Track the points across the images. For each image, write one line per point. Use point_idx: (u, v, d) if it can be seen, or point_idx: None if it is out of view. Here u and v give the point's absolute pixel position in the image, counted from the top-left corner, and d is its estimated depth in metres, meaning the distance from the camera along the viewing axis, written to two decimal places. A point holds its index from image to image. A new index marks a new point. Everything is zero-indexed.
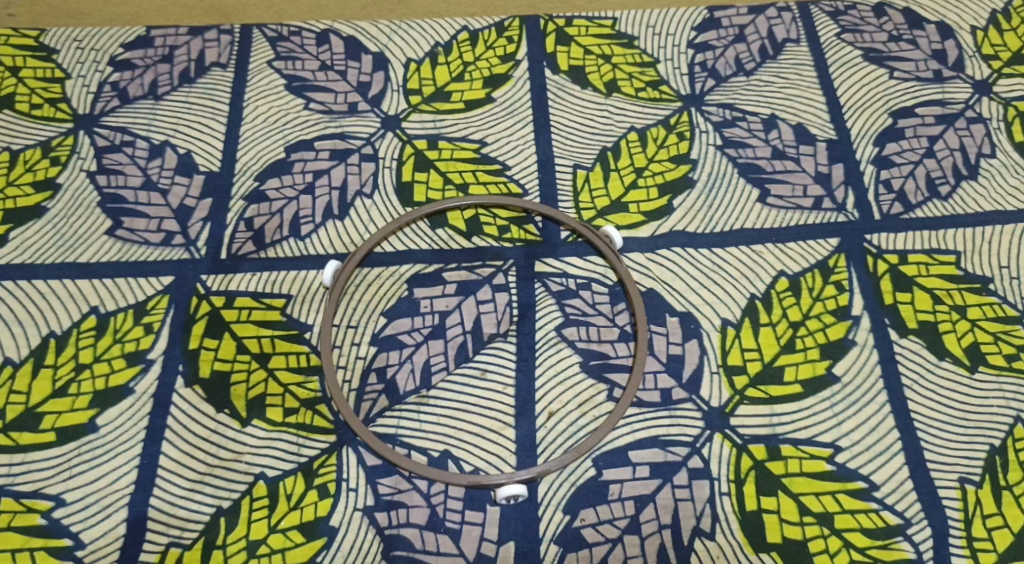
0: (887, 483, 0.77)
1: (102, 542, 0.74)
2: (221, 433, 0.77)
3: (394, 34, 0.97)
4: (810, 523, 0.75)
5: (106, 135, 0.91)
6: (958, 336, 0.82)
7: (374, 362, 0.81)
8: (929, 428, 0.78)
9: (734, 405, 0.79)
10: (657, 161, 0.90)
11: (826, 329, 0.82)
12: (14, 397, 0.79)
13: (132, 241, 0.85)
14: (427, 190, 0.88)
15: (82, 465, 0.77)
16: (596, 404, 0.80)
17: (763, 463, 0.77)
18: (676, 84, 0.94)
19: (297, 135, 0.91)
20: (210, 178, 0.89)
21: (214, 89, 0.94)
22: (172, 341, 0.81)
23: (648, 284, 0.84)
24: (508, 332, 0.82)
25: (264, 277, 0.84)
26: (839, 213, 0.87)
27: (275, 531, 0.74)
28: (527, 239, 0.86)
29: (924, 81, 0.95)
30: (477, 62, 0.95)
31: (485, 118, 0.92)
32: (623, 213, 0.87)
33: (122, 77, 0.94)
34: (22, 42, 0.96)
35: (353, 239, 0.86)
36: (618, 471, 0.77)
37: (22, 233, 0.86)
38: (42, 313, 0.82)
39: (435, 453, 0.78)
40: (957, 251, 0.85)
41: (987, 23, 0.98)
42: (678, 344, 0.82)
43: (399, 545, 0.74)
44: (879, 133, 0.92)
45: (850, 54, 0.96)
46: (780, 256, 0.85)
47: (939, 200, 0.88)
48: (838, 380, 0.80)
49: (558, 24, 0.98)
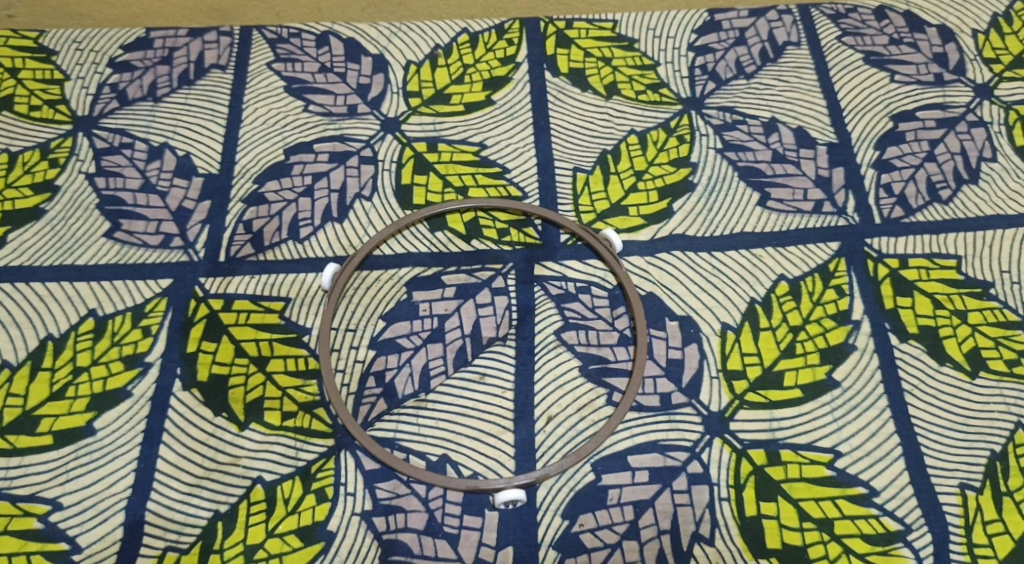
0: (887, 489, 0.76)
1: (100, 545, 0.74)
2: (220, 436, 0.77)
3: (393, 36, 0.97)
4: (810, 529, 0.75)
5: (105, 137, 0.91)
6: (958, 341, 0.81)
7: (373, 365, 0.81)
8: (929, 433, 0.78)
9: (734, 409, 0.79)
10: (657, 164, 0.90)
11: (826, 334, 0.82)
12: (12, 400, 0.78)
13: (130, 243, 0.85)
14: (426, 192, 0.88)
15: (80, 468, 0.76)
16: (595, 408, 0.79)
17: (763, 468, 0.77)
18: (677, 87, 0.94)
19: (296, 137, 0.91)
20: (209, 180, 0.88)
21: (213, 91, 0.93)
22: (170, 344, 0.81)
23: (648, 288, 0.84)
24: (507, 335, 0.82)
25: (263, 280, 0.83)
26: (839, 217, 0.87)
27: (273, 535, 0.74)
28: (526, 242, 0.86)
29: (925, 85, 0.94)
30: (476, 65, 0.95)
31: (485, 121, 0.92)
32: (623, 216, 0.87)
33: (121, 79, 0.94)
34: (21, 43, 0.96)
35: (353, 241, 0.86)
36: (617, 476, 0.77)
37: (20, 236, 0.85)
38: (40, 316, 0.82)
39: (434, 457, 0.77)
40: (957, 255, 0.85)
41: (987, 27, 0.98)
42: (678, 349, 0.81)
43: (398, 549, 0.74)
44: (879, 136, 0.92)
45: (851, 57, 0.96)
46: (781, 260, 0.85)
47: (939, 204, 0.88)
48: (838, 385, 0.80)
49: (558, 26, 0.98)
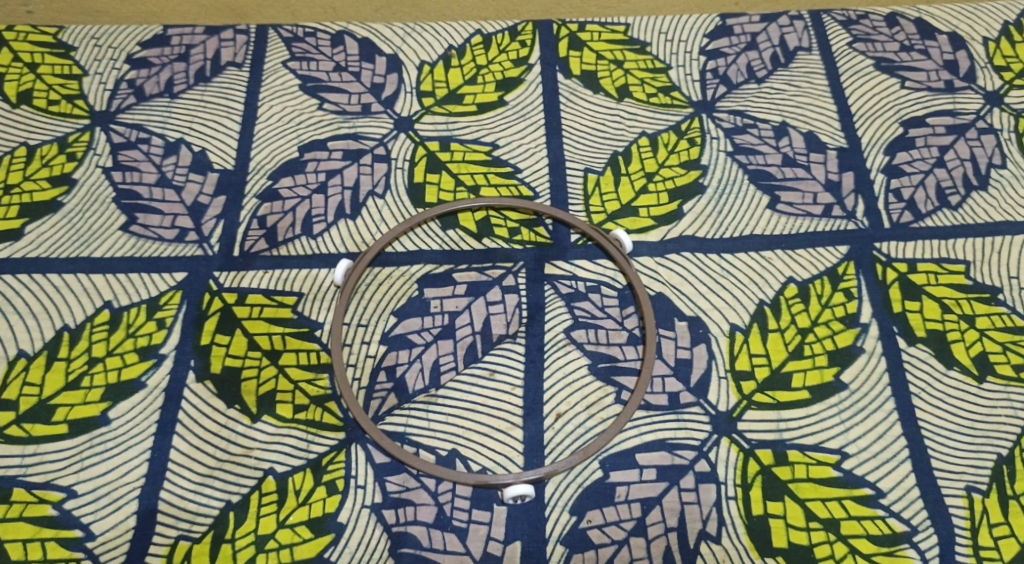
0: (893, 491, 0.77)
1: (112, 533, 0.75)
2: (232, 428, 0.78)
3: (407, 37, 0.98)
4: (817, 529, 0.75)
5: (122, 132, 0.92)
6: (966, 345, 0.82)
7: (384, 360, 0.81)
8: (936, 436, 0.78)
9: (742, 409, 0.79)
10: (668, 166, 0.90)
11: (834, 336, 0.82)
12: (27, 389, 0.79)
13: (146, 236, 0.86)
14: (438, 191, 0.89)
15: (94, 457, 0.77)
16: (604, 406, 0.80)
17: (769, 468, 0.77)
18: (688, 91, 0.95)
19: (311, 135, 0.92)
20: (224, 175, 0.89)
21: (230, 88, 0.94)
22: (184, 336, 0.81)
23: (657, 288, 0.85)
24: (517, 333, 0.83)
25: (276, 275, 0.84)
26: (848, 221, 0.88)
27: (284, 526, 0.75)
28: (537, 241, 0.87)
29: (935, 92, 0.95)
30: (489, 66, 0.96)
31: (498, 121, 0.93)
32: (633, 217, 0.88)
33: (138, 75, 0.95)
34: (40, 39, 0.97)
35: (365, 238, 0.86)
36: (625, 473, 0.77)
37: (38, 227, 0.86)
38: (57, 307, 0.83)
39: (443, 452, 0.78)
40: (966, 260, 0.86)
41: (998, 35, 0.98)
42: (686, 349, 0.82)
43: (407, 542, 0.75)
44: (890, 141, 0.92)
45: (862, 63, 0.97)
46: (789, 262, 0.86)
47: (948, 209, 0.88)
48: (846, 387, 0.80)
49: (571, 29, 0.99)
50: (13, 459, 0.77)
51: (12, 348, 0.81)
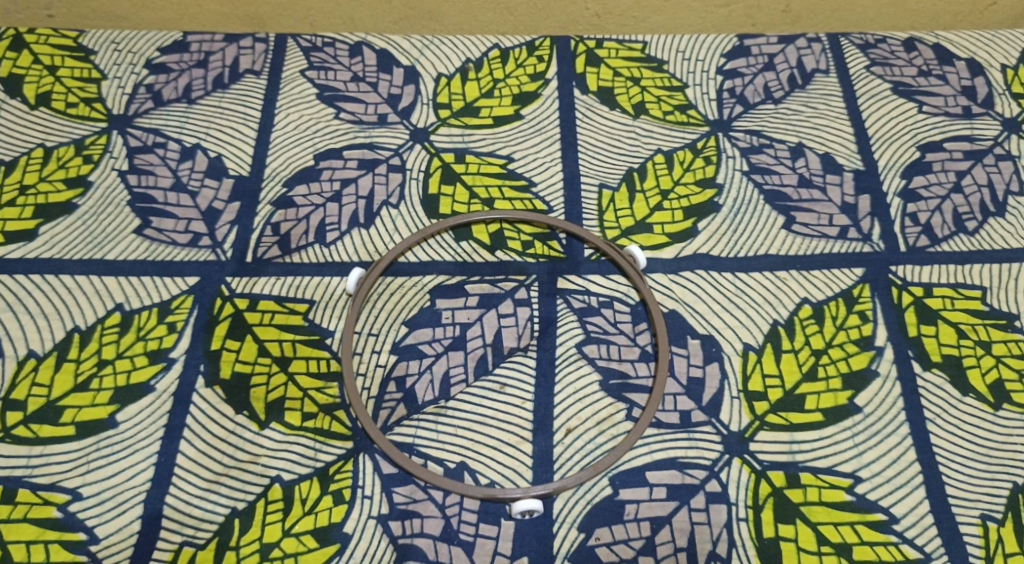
0: (908, 516, 0.76)
1: (116, 537, 0.74)
2: (239, 434, 0.77)
3: (425, 50, 0.98)
4: (828, 553, 0.74)
5: (139, 136, 0.92)
6: (982, 372, 0.81)
7: (394, 371, 0.81)
8: (950, 463, 0.77)
9: (754, 430, 0.78)
10: (683, 184, 0.90)
11: (849, 358, 0.81)
12: (36, 389, 0.79)
13: (159, 240, 0.86)
14: (452, 203, 0.89)
15: (100, 460, 0.77)
16: (614, 423, 0.79)
17: (781, 490, 0.76)
18: (705, 109, 0.95)
19: (327, 144, 0.92)
20: (239, 182, 0.89)
21: (247, 95, 0.95)
22: (194, 341, 0.81)
23: (670, 305, 0.84)
24: (528, 346, 0.82)
25: (288, 282, 0.84)
26: (864, 244, 0.87)
27: (289, 534, 0.74)
28: (550, 255, 0.86)
29: (952, 117, 0.94)
30: (506, 80, 0.96)
31: (514, 134, 0.93)
32: (647, 233, 0.87)
33: (157, 80, 0.96)
34: (61, 42, 0.98)
35: (378, 248, 0.86)
36: (635, 491, 0.76)
37: (52, 228, 0.86)
38: (68, 308, 0.82)
39: (452, 464, 0.77)
40: (982, 286, 0.85)
41: (1017, 62, 0.98)
42: (699, 367, 0.81)
43: (413, 555, 0.74)
44: (906, 165, 0.91)
45: (879, 87, 0.96)
46: (804, 283, 0.85)
47: (965, 235, 0.88)
48: (860, 410, 0.79)
49: (588, 45, 0.99)
50: (19, 460, 0.77)
51: (23, 348, 0.81)
